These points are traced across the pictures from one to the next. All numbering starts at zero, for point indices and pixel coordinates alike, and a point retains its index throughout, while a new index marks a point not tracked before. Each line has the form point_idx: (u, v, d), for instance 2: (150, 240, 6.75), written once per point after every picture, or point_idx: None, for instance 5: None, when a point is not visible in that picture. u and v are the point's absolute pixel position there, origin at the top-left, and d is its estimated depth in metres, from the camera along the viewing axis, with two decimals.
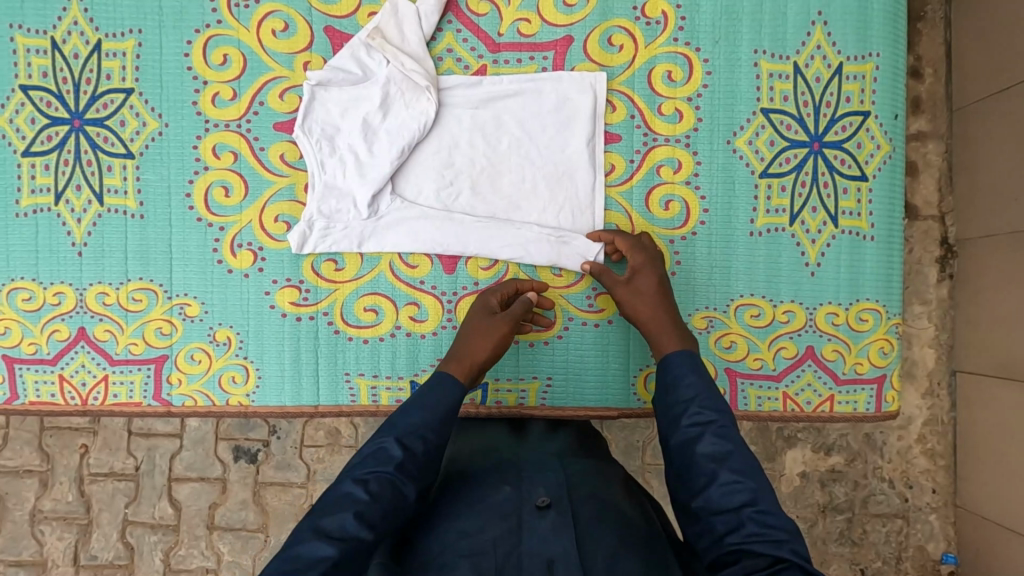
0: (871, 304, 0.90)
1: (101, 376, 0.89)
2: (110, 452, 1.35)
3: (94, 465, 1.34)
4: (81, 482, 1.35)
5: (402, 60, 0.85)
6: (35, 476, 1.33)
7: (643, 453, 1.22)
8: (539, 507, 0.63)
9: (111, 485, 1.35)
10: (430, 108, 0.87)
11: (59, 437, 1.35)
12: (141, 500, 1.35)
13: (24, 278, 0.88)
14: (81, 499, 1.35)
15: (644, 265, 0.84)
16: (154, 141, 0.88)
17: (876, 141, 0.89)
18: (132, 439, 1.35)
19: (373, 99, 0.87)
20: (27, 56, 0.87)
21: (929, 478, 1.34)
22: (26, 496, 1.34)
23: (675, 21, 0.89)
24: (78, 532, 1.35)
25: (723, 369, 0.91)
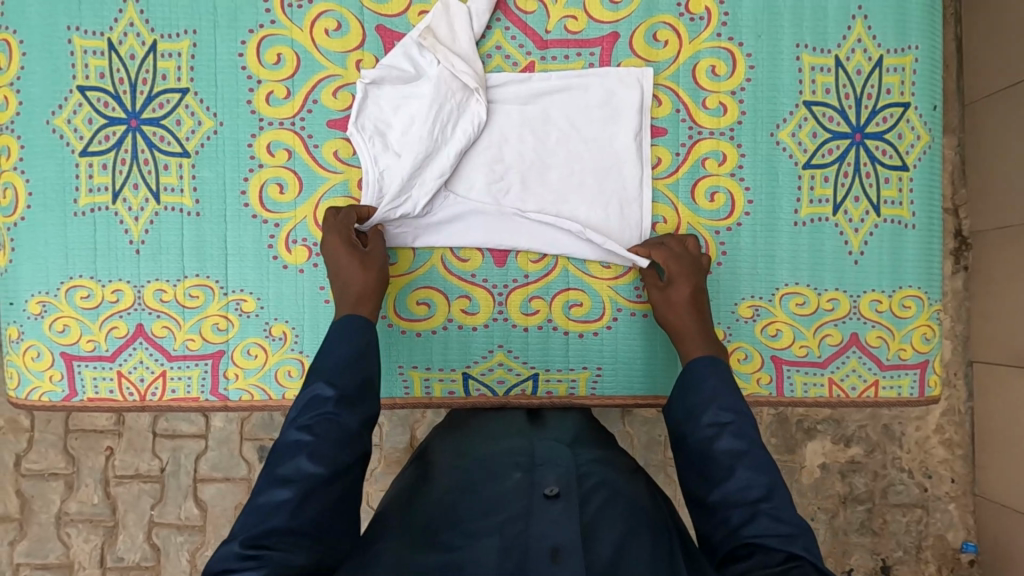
0: (913, 291, 0.92)
1: (159, 371, 0.91)
2: (135, 454, 1.36)
3: (120, 466, 1.35)
4: (107, 484, 1.36)
5: (453, 62, 0.86)
6: (61, 478, 1.34)
7: (664, 448, 1.28)
8: (547, 495, 0.61)
9: (136, 487, 1.36)
10: (480, 110, 0.89)
11: (84, 439, 1.36)
12: (168, 500, 1.36)
13: (83, 276, 0.90)
14: (106, 501, 1.36)
15: (679, 275, 0.84)
16: (209, 140, 0.90)
17: (916, 131, 0.91)
18: (157, 440, 1.36)
19: (425, 97, 0.88)
20: (84, 57, 0.88)
21: (947, 467, 1.36)
22: (52, 498, 1.35)
23: (718, 17, 0.91)
24: (104, 534, 1.36)
25: (769, 357, 0.93)
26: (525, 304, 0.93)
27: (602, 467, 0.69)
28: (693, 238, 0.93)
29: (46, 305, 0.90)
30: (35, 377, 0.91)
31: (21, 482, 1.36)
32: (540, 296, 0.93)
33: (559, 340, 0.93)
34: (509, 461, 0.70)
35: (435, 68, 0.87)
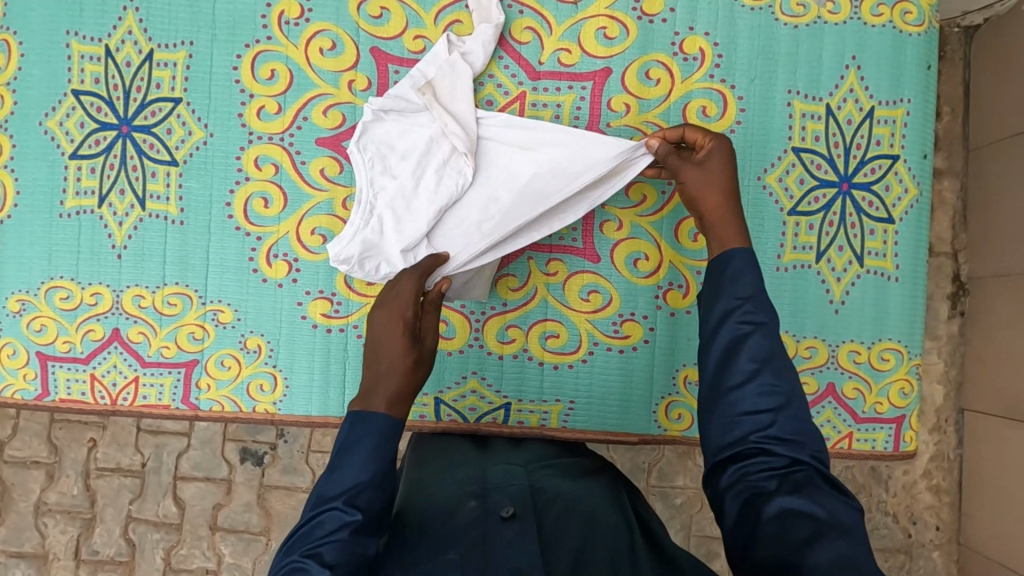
0: (893, 344, 0.91)
1: (131, 376, 0.91)
2: (117, 448, 1.36)
3: (101, 459, 1.35)
4: (87, 476, 1.36)
5: (446, 121, 0.85)
6: (42, 467, 1.34)
7: (648, 474, 1.30)
8: (502, 517, 0.66)
9: (116, 481, 1.36)
10: (467, 172, 0.86)
11: (68, 430, 1.37)
12: (147, 496, 1.36)
13: (64, 277, 0.90)
14: (85, 493, 1.36)
15: (717, 155, 0.75)
16: (198, 151, 0.90)
17: (904, 184, 0.91)
18: (141, 435, 1.36)
19: (422, 134, 0.87)
20: (81, 62, 0.89)
21: (933, 514, 1.34)
22: (32, 487, 1.35)
23: (712, 58, 0.92)
24: (81, 526, 1.36)
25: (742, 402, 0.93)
26: (501, 332, 0.93)
27: (558, 481, 0.76)
28: (674, 277, 0.92)
29: (25, 303, 0.90)
30: (9, 374, 0.91)
31: (2, 469, 1.36)
32: (517, 325, 0.93)
33: (534, 370, 0.93)
34: (466, 488, 0.73)
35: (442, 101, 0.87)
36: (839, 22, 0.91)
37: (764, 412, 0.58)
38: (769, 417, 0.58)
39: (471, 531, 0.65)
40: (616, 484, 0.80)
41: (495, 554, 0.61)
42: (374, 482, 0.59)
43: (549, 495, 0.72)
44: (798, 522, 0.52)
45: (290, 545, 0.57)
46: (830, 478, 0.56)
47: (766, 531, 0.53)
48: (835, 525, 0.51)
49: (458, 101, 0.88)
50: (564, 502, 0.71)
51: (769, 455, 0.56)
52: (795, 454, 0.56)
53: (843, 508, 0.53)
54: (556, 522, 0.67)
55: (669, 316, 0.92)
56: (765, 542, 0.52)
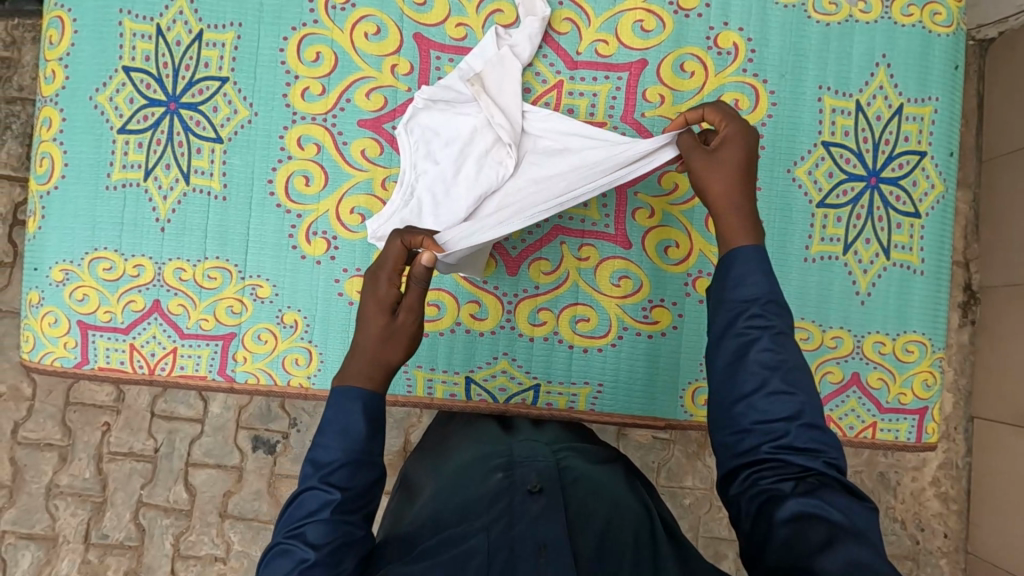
0: (917, 336, 0.93)
1: (170, 348, 0.93)
2: (130, 432, 1.37)
3: (115, 443, 1.36)
4: (99, 460, 1.37)
5: (492, 112, 0.88)
6: (56, 449, 1.35)
7: (657, 474, 1.31)
8: (530, 492, 0.66)
9: (128, 465, 1.37)
10: (507, 162, 0.88)
11: (82, 413, 1.38)
12: (157, 482, 1.37)
13: (107, 248, 0.92)
14: (97, 477, 1.37)
15: (731, 141, 0.72)
16: (243, 129, 0.93)
17: (931, 180, 0.93)
18: (155, 420, 1.37)
19: (467, 123, 0.90)
20: (133, 40, 0.92)
21: (941, 522, 1.35)
22: (44, 469, 1.36)
23: (745, 53, 0.94)
24: (91, 509, 1.37)
25: None
26: (533, 315, 0.94)
27: (580, 461, 0.76)
28: (703, 265, 0.94)
29: (68, 273, 0.92)
30: (50, 343, 0.93)
31: (16, 449, 1.37)
32: (548, 308, 0.95)
33: (563, 353, 0.95)
34: (490, 463, 0.74)
35: (490, 94, 0.89)
36: (871, 21, 0.94)
37: (777, 419, 0.59)
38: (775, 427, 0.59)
39: (497, 503, 0.65)
40: (633, 478, 0.78)
41: (520, 531, 0.61)
42: (348, 458, 0.61)
43: (572, 476, 0.72)
44: (812, 523, 0.53)
45: (278, 528, 0.61)
46: (845, 483, 0.57)
47: (779, 533, 0.54)
48: (852, 527, 0.53)
49: (505, 95, 0.90)
50: (588, 483, 0.71)
51: (783, 462, 0.58)
52: (808, 461, 0.58)
53: (859, 510, 0.55)
54: (584, 499, 0.67)
55: (697, 303, 0.94)
56: (776, 544, 0.53)
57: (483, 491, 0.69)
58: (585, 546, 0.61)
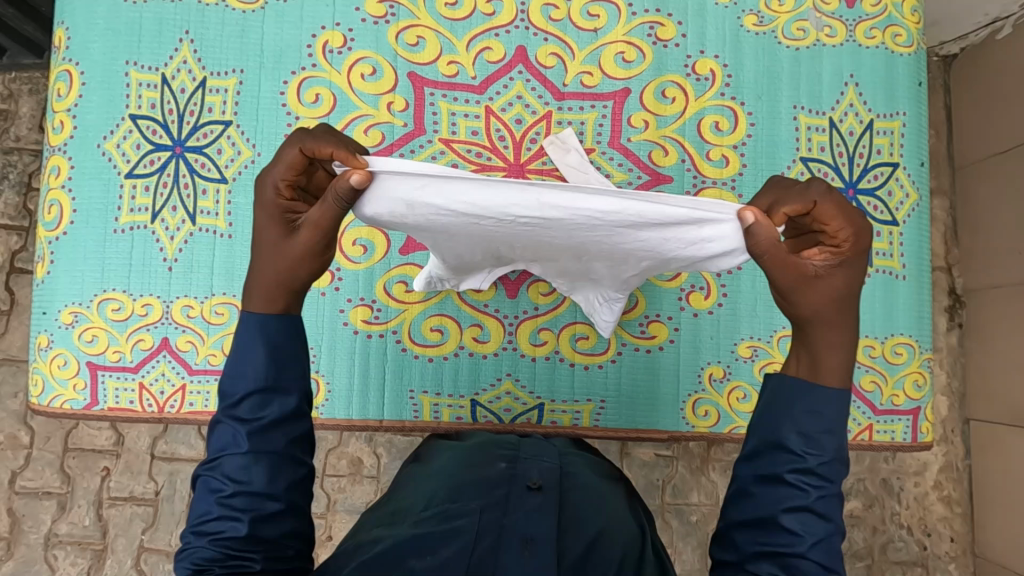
0: (904, 338, 0.97)
1: (179, 384, 0.94)
2: (131, 476, 1.36)
3: (115, 487, 1.35)
4: (99, 506, 1.36)
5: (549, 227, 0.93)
6: (55, 497, 1.34)
7: (662, 492, 1.32)
8: (529, 488, 0.65)
9: (129, 510, 1.36)
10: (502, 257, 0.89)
11: (81, 459, 1.37)
12: (159, 526, 1.36)
13: (116, 289, 0.94)
14: (97, 523, 1.36)
15: (842, 264, 0.54)
16: (247, 169, 0.96)
17: (905, 190, 0.98)
18: (155, 462, 1.37)
19: None
20: (139, 89, 0.96)
21: (947, 525, 1.37)
22: (43, 518, 1.35)
23: (722, 78, 1.00)
24: (92, 557, 1.35)
25: (726, 412, 0.97)
26: (534, 335, 0.97)
27: (585, 470, 0.73)
28: (695, 280, 0.98)
29: (77, 315, 0.94)
30: (59, 385, 0.94)
31: (13, 500, 1.36)
32: (549, 328, 0.98)
33: (565, 371, 0.97)
34: (495, 451, 0.74)
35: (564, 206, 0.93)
36: (837, 44, 1.00)
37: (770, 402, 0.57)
38: (787, 487, 0.52)
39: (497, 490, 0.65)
40: (635, 502, 0.74)
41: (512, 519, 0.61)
42: (258, 385, 0.54)
43: (576, 482, 0.70)
44: None
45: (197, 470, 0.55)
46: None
47: None
48: None
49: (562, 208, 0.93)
50: (591, 489, 0.69)
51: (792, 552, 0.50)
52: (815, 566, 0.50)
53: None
54: (579, 508, 0.65)
55: (692, 317, 0.97)
56: None
57: (486, 473, 0.69)
58: (570, 549, 0.59)
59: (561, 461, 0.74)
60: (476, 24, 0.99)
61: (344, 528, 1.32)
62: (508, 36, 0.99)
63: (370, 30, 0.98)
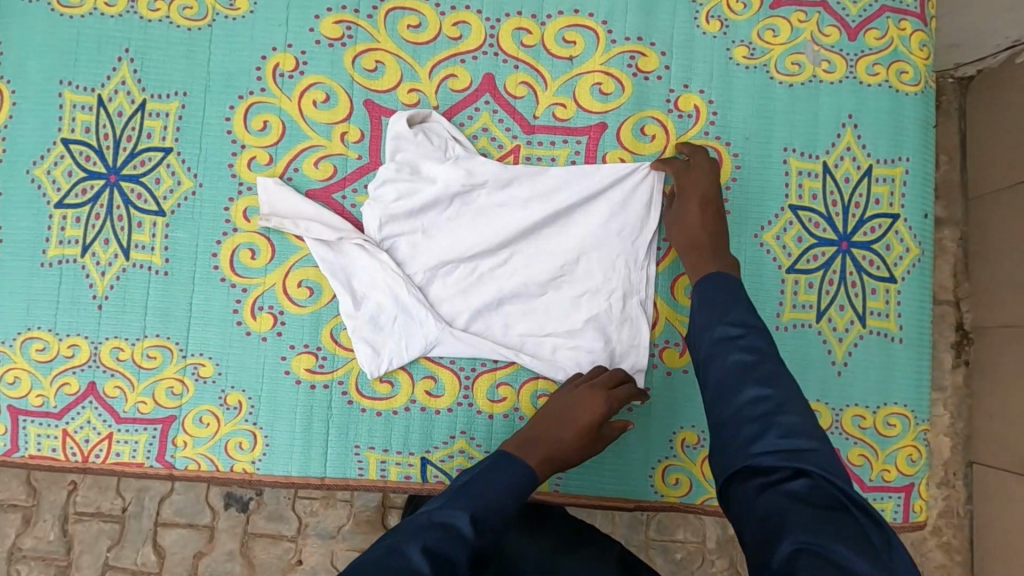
0: (899, 409, 0.88)
1: (105, 433, 0.87)
2: (99, 490, 1.30)
3: (81, 502, 1.29)
4: (65, 521, 1.29)
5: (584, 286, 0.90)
6: (20, 511, 1.28)
7: (647, 527, 1.24)
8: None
9: (95, 526, 1.29)
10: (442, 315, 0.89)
11: (49, 471, 1.31)
12: (126, 543, 1.29)
13: (41, 327, 0.87)
14: (63, 538, 1.29)
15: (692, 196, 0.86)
16: (186, 202, 0.89)
17: (905, 244, 0.89)
18: (124, 478, 1.30)
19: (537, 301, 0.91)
20: (73, 111, 0.89)
21: (945, 574, 1.28)
22: (7, 531, 1.28)
23: (707, 115, 0.91)
24: (55, 574, 1.28)
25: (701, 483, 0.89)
26: (492, 391, 0.89)
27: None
28: (670, 335, 0.90)
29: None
30: None
31: None
32: (508, 383, 0.90)
33: None
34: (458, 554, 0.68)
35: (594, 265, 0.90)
36: (836, 81, 0.91)
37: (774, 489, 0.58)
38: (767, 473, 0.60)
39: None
40: None
41: None
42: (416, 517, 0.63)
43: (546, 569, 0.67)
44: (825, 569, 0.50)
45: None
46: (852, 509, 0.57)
47: None
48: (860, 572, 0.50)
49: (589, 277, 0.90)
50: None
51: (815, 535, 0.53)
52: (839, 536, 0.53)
53: None
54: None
55: (665, 375, 0.90)
56: None
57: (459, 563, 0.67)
58: None
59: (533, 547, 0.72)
60: (440, 49, 0.91)
61: (315, 553, 1.27)
62: (475, 63, 0.91)
63: (324, 53, 0.90)
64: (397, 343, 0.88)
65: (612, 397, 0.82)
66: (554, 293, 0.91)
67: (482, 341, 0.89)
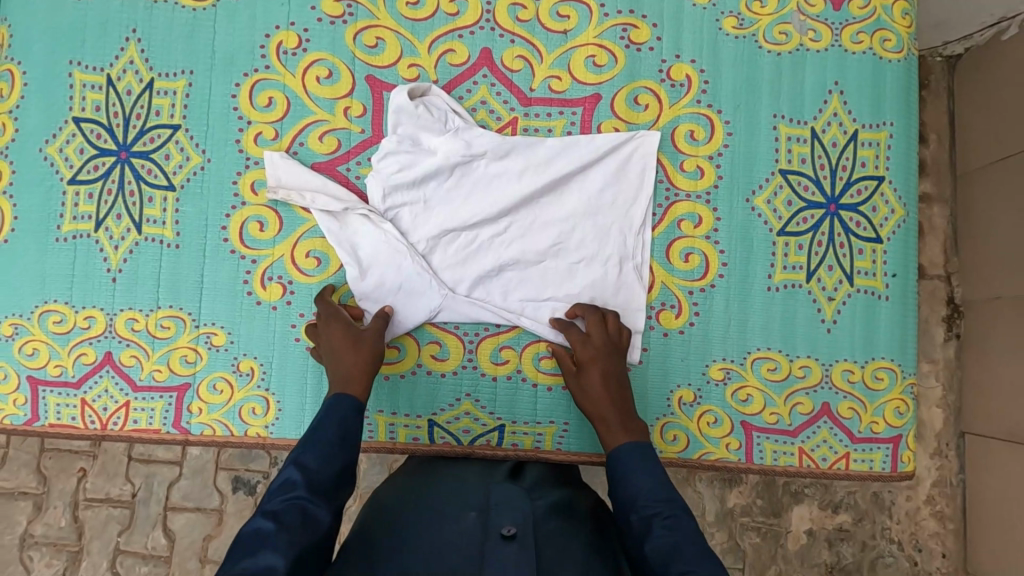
0: (886, 363, 0.91)
1: (122, 401, 0.90)
2: (106, 478, 1.33)
3: (90, 490, 1.32)
4: (75, 507, 1.33)
5: (585, 251, 0.93)
6: (30, 499, 1.31)
7: None
8: (503, 536, 0.63)
9: (104, 512, 1.32)
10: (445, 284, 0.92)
11: (57, 460, 1.34)
12: (135, 528, 1.33)
13: (57, 301, 0.90)
14: (73, 525, 1.32)
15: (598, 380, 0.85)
16: (196, 175, 0.92)
17: (891, 205, 0.92)
18: (132, 464, 1.33)
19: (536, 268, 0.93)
20: (82, 91, 0.91)
21: (938, 542, 1.32)
22: (18, 519, 1.32)
23: (698, 84, 0.94)
24: (66, 560, 1.32)
25: (702, 443, 0.92)
26: (495, 354, 0.93)
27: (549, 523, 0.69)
28: (666, 298, 0.93)
29: (18, 327, 0.90)
30: None
31: None
32: (511, 346, 0.93)
33: (528, 392, 0.93)
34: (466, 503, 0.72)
35: (593, 230, 0.93)
36: (821, 50, 0.94)
37: None
38: None
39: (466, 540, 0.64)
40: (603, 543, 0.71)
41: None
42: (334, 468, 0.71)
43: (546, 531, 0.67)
44: None
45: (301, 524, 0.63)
46: None
47: None
48: None
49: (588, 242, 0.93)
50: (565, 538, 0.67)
51: None
52: None
53: None
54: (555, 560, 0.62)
55: (662, 337, 0.93)
56: None
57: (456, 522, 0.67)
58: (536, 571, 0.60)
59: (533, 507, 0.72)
60: (438, 25, 0.94)
61: None
62: (472, 38, 0.94)
63: (326, 30, 0.93)
64: (404, 310, 0.91)
65: (620, 387, 0.84)
66: (553, 260, 0.93)
67: (484, 307, 0.91)
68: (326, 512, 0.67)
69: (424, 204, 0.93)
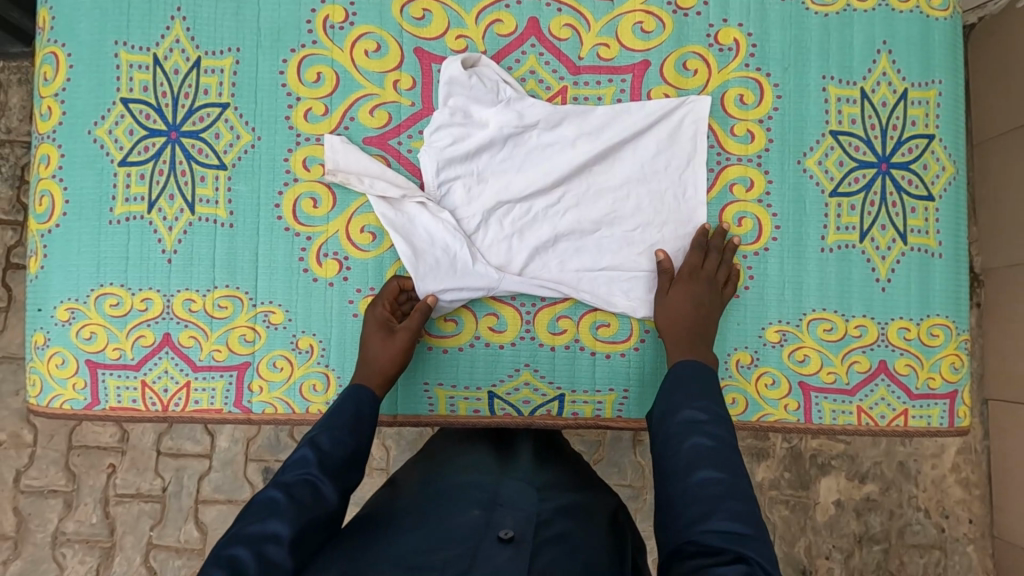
0: (941, 320, 0.92)
1: (183, 382, 0.90)
2: (137, 472, 1.32)
3: (120, 484, 1.31)
4: (106, 503, 1.32)
5: (638, 217, 0.93)
6: (60, 495, 1.30)
7: None
8: (500, 539, 0.62)
9: (136, 507, 1.32)
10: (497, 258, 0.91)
11: (86, 456, 1.32)
12: (167, 522, 1.32)
13: (113, 283, 0.90)
14: (105, 521, 1.32)
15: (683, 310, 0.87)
16: (247, 154, 0.91)
17: (941, 162, 0.93)
18: (161, 458, 1.32)
19: (590, 236, 0.93)
20: (129, 71, 0.91)
21: (965, 508, 1.33)
22: (49, 516, 1.32)
23: (746, 48, 0.94)
24: (100, 555, 1.32)
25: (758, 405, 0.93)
26: (552, 324, 0.93)
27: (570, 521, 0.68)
28: None
29: (75, 311, 0.89)
30: (58, 385, 0.90)
31: (19, 497, 1.32)
32: (568, 315, 0.93)
33: (586, 360, 0.93)
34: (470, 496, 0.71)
35: (647, 196, 0.93)
36: (868, 9, 0.94)
37: None
38: None
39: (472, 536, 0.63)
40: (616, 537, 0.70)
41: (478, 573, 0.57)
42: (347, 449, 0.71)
43: (552, 531, 0.65)
44: None
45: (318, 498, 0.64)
46: None
47: None
48: None
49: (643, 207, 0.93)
50: (570, 538, 0.65)
51: None
52: None
53: None
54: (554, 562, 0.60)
55: None
56: None
57: (459, 522, 0.65)
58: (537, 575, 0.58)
59: (539, 508, 0.70)
60: None
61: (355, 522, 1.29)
62: (520, 8, 0.93)
63: (373, 4, 0.92)
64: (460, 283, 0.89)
65: (699, 309, 0.85)
66: (608, 229, 0.93)
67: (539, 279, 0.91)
68: (334, 492, 0.67)
69: (475, 178, 0.93)
